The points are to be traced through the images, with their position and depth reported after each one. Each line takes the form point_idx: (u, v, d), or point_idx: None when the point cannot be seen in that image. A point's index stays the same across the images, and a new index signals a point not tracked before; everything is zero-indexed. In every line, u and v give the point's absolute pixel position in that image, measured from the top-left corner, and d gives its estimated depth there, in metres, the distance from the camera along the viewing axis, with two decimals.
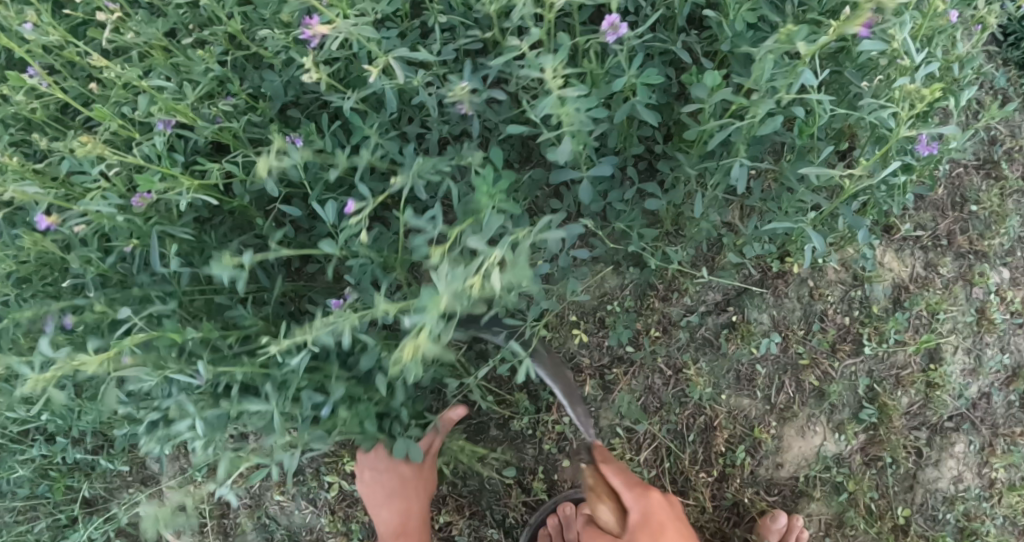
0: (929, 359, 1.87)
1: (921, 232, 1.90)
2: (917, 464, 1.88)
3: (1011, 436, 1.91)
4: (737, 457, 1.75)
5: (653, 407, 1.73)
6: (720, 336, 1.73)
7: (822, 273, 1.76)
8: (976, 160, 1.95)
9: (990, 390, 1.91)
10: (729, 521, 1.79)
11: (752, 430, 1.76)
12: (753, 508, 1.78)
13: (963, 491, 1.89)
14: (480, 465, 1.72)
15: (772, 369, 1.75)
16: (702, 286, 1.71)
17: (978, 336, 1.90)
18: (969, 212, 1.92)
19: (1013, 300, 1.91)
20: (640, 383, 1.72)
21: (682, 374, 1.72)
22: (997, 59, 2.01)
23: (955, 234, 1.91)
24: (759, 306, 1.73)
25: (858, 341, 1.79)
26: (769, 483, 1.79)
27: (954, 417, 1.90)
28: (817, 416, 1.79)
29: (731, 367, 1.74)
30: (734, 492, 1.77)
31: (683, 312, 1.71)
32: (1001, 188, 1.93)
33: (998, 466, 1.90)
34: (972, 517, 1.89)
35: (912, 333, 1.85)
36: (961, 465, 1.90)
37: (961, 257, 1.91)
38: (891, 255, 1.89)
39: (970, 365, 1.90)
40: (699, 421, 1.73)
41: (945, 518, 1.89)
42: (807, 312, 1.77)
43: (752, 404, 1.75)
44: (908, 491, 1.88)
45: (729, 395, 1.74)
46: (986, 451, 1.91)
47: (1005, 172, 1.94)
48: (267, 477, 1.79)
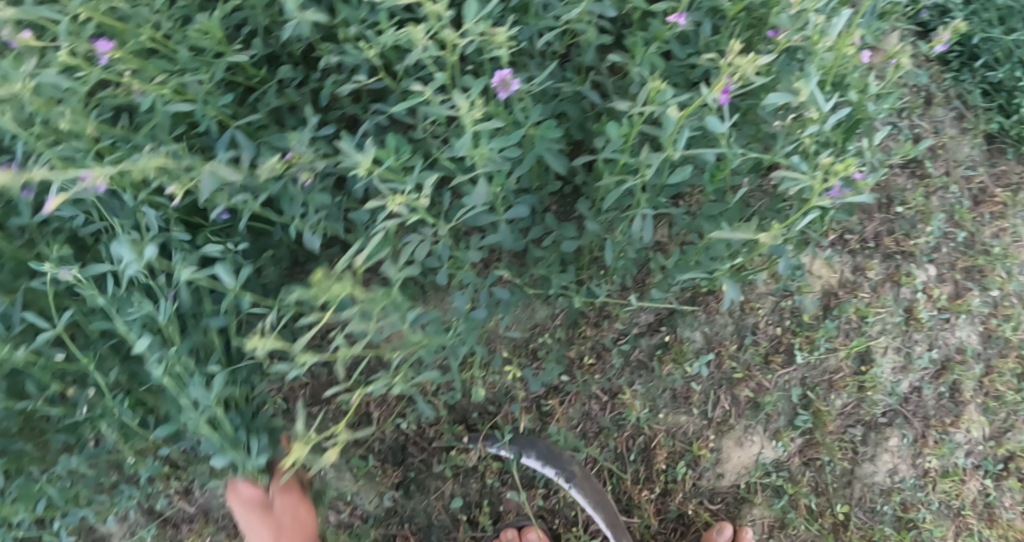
0: (861, 361, 1.92)
1: (849, 236, 1.95)
2: (854, 461, 1.96)
3: (942, 427, 2.02)
4: (678, 473, 1.79)
5: (592, 432, 1.76)
6: (653, 358, 1.76)
7: (751, 287, 1.81)
8: (901, 160, 2.05)
9: (920, 384, 2.00)
10: (676, 532, 1.84)
11: (692, 446, 1.80)
12: (698, 518, 1.84)
13: (899, 482, 1.99)
14: (426, 501, 1.76)
15: (706, 385, 1.79)
16: (633, 311, 1.74)
17: (907, 334, 1.96)
18: (895, 212, 1.99)
19: (939, 297, 2.00)
20: (577, 410, 1.76)
21: (618, 398, 1.75)
22: (920, 58, 2.12)
23: (882, 236, 1.97)
24: (691, 324, 1.77)
25: (790, 351, 1.84)
26: (712, 493, 1.84)
27: (888, 413, 1.98)
28: (754, 426, 1.83)
29: (667, 387, 1.77)
30: (679, 505, 1.82)
31: (616, 338, 1.75)
32: (925, 186, 2.04)
33: (931, 456, 2.00)
34: (908, 507, 2.00)
35: (843, 337, 1.89)
36: (896, 458, 1.99)
37: (888, 258, 1.96)
38: (820, 262, 1.92)
39: (901, 362, 1.96)
40: (639, 441, 1.77)
41: (883, 510, 1.98)
42: (739, 326, 1.81)
43: (689, 420, 1.79)
44: (846, 487, 1.95)
45: (666, 414, 1.78)
46: (920, 443, 2.00)
47: (928, 170, 2.05)
48: (217, 531, 1.86)
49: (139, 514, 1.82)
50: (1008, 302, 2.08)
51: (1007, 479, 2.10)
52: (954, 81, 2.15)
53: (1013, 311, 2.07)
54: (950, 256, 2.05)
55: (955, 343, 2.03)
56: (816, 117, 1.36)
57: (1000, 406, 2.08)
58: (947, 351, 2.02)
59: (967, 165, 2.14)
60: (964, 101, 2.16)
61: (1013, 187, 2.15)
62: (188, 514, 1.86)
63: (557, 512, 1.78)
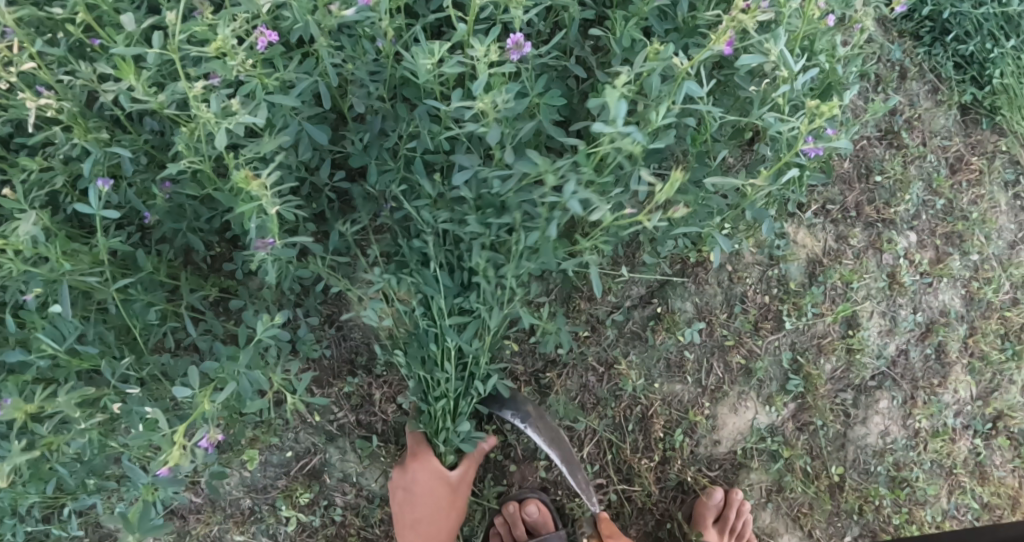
0: (848, 325, 1.98)
1: (831, 206, 2.01)
2: (846, 424, 2.01)
3: (929, 388, 2.08)
4: (676, 440, 1.85)
5: (591, 404, 1.82)
6: (646, 329, 1.82)
7: (739, 257, 1.87)
8: (879, 132, 2.11)
9: (907, 347, 2.06)
10: (676, 501, 1.89)
11: (687, 413, 1.86)
12: (696, 484, 1.89)
13: (891, 443, 2.04)
14: None
15: (699, 353, 1.86)
16: (624, 283, 1.80)
17: (891, 299, 2.03)
18: (874, 182, 2.06)
19: (920, 262, 2.07)
20: (575, 382, 1.82)
21: (614, 369, 1.81)
22: (891, 33, 2.19)
23: (863, 205, 2.03)
24: (682, 295, 1.84)
25: (779, 317, 1.90)
26: (710, 459, 1.90)
27: (877, 376, 2.03)
28: (747, 392, 1.90)
29: (661, 356, 1.84)
30: (678, 472, 1.87)
31: (610, 309, 1.81)
32: (902, 156, 2.11)
33: (920, 416, 2.07)
34: (901, 467, 2.05)
35: (830, 304, 1.95)
36: (886, 419, 2.05)
37: (870, 226, 2.03)
38: (804, 232, 1.98)
39: (887, 326, 2.03)
40: (636, 411, 1.83)
41: (877, 470, 2.04)
42: (728, 295, 1.87)
43: (684, 388, 1.85)
44: (840, 449, 2.00)
45: (662, 383, 1.84)
46: (909, 404, 2.07)
47: (905, 140, 2.12)
48: (224, 519, 1.92)
49: (146, 507, 1.90)
50: (988, 266, 2.16)
51: (995, 437, 2.18)
52: (926, 54, 2.21)
53: (992, 273, 2.15)
54: (929, 222, 2.12)
55: (938, 306, 2.10)
56: (787, 76, 1.42)
57: (984, 366, 2.15)
58: (931, 314, 2.09)
59: (942, 135, 2.21)
60: (936, 74, 2.22)
61: (987, 155, 2.23)
62: (196, 505, 1.92)
63: (560, 483, 1.85)
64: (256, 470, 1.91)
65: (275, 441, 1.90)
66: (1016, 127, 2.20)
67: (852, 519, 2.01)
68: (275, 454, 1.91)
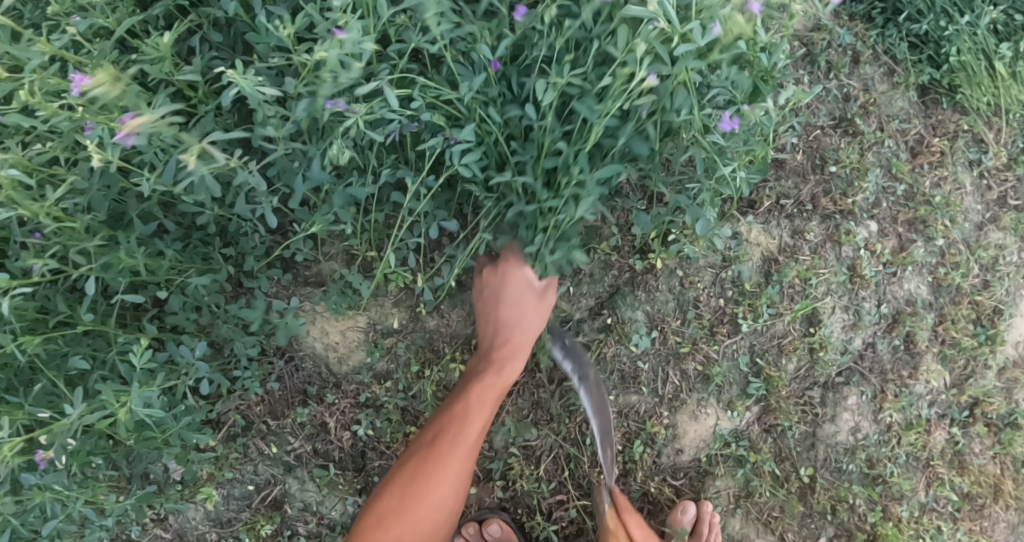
0: (809, 323, 1.93)
1: (786, 201, 1.96)
2: (814, 423, 1.97)
3: (899, 380, 2.03)
4: (636, 452, 1.83)
5: (543, 420, 1.79)
6: (596, 341, 1.80)
7: (689, 261, 1.83)
8: (832, 120, 2.06)
9: (873, 339, 2.01)
10: (643, 511, 1.89)
11: (645, 425, 1.83)
12: (662, 495, 1.88)
13: (862, 440, 2.00)
14: None
15: (654, 362, 1.83)
16: (571, 296, 1.79)
17: (853, 292, 1.98)
18: (829, 172, 2.00)
19: (882, 252, 2.02)
20: (524, 402, 1.80)
21: (566, 384, 1.78)
22: (841, 17, 2.11)
23: (818, 198, 1.98)
24: (632, 304, 1.80)
25: (735, 320, 1.86)
26: (674, 468, 1.88)
27: (844, 372, 1.99)
28: (707, 399, 1.86)
29: (615, 368, 1.81)
30: (641, 483, 1.86)
31: (560, 321, 1.80)
32: (858, 143, 2.05)
33: (891, 410, 2.02)
34: (873, 463, 2.01)
35: (788, 302, 1.90)
36: (856, 416, 2.00)
37: (827, 218, 1.98)
38: (759, 230, 1.93)
39: (850, 320, 1.98)
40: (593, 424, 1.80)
41: (849, 468, 1.99)
42: (680, 301, 1.83)
43: (641, 399, 1.83)
44: (809, 449, 1.97)
45: (617, 395, 1.82)
46: (879, 399, 2.02)
47: (860, 127, 2.06)
48: None
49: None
50: (955, 250, 2.10)
51: (973, 425, 2.13)
52: (879, 36, 2.13)
53: (960, 258, 2.09)
54: (890, 210, 2.06)
55: (904, 296, 2.04)
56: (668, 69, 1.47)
57: (956, 353, 2.10)
58: (897, 305, 2.04)
59: (901, 119, 2.12)
60: (892, 55, 2.14)
61: (949, 136, 2.16)
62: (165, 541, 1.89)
63: (518, 501, 1.82)
64: (219, 503, 1.88)
65: (233, 474, 1.86)
66: (978, 105, 2.12)
67: (826, 520, 1.98)
68: (235, 487, 1.87)
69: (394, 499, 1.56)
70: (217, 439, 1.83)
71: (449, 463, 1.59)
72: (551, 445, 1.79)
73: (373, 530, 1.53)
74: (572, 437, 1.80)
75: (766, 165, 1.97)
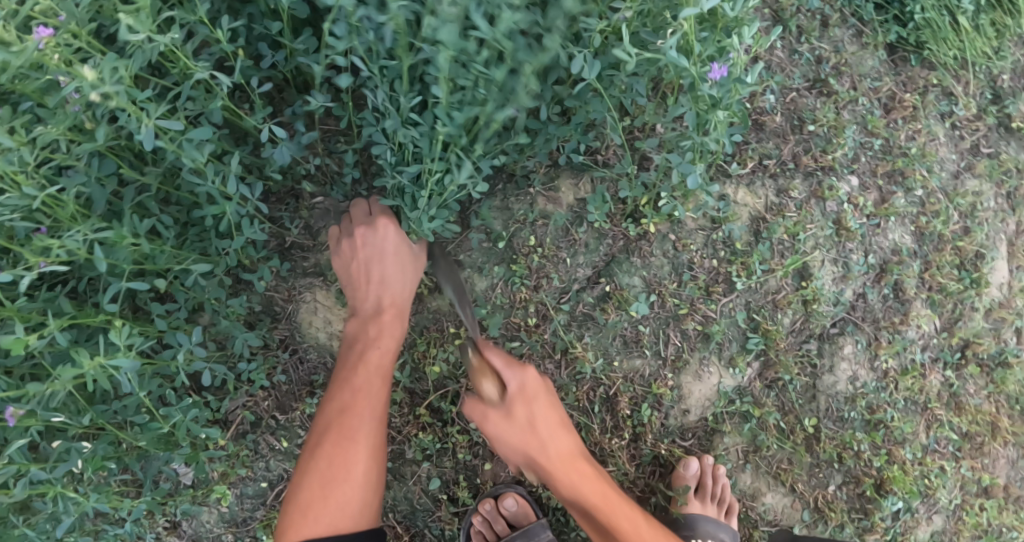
0: (800, 277, 1.99)
1: (768, 161, 2.01)
2: (815, 375, 2.02)
3: (892, 327, 2.09)
4: (644, 416, 1.86)
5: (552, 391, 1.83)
6: (597, 308, 1.83)
7: (680, 224, 1.87)
8: (806, 82, 2.12)
9: (864, 290, 2.07)
10: (655, 475, 1.91)
11: (651, 387, 1.86)
12: (672, 457, 1.90)
13: (861, 387, 2.05)
14: (406, 487, 1.83)
15: (654, 325, 1.86)
16: (568, 267, 1.83)
17: (841, 245, 2.03)
18: (808, 131, 2.07)
19: (865, 205, 2.07)
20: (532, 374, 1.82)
21: (570, 353, 1.82)
22: None
23: (800, 156, 2.04)
24: (628, 270, 1.85)
25: (730, 279, 1.90)
26: (682, 430, 1.91)
27: (838, 323, 2.04)
28: (709, 358, 1.90)
29: (617, 333, 1.85)
30: (651, 446, 1.88)
31: (558, 293, 1.83)
32: (833, 102, 2.12)
33: (886, 356, 2.08)
34: (874, 409, 2.06)
35: (779, 258, 1.96)
36: (854, 364, 2.05)
37: (809, 175, 2.04)
38: (744, 191, 1.99)
39: (840, 272, 2.03)
40: (600, 392, 1.84)
41: (851, 416, 2.04)
42: (675, 264, 1.87)
43: (644, 363, 1.86)
44: (811, 401, 2.01)
45: (621, 360, 1.85)
46: (874, 346, 2.07)
47: (833, 87, 2.13)
48: None
49: None
50: (934, 199, 2.17)
51: (966, 366, 2.20)
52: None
53: (939, 206, 2.16)
54: (869, 164, 2.13)
55: (889, 246, 2.10)
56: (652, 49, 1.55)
57: (944, 297, 2.16)
58: (883, 255, 2.10)
59: (872, 77, 2.19)
60: (858, 17, 2.21)
61: (920, 90, 2.23)
62: None
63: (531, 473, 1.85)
64: (233, 502, 1.89)
65: (246, 472, 1.88)
66: (945, 59, 2.21)
67: (834, 468, 2.03)
68: (248, 485, 1.88)
69: (315, 479, 1.59)
70: (227, 438, 1.85)
71: (361, 436, 1.62)
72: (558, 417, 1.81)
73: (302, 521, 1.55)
74: (579, 405, 1.83)
75: (747, 128, 2.02)
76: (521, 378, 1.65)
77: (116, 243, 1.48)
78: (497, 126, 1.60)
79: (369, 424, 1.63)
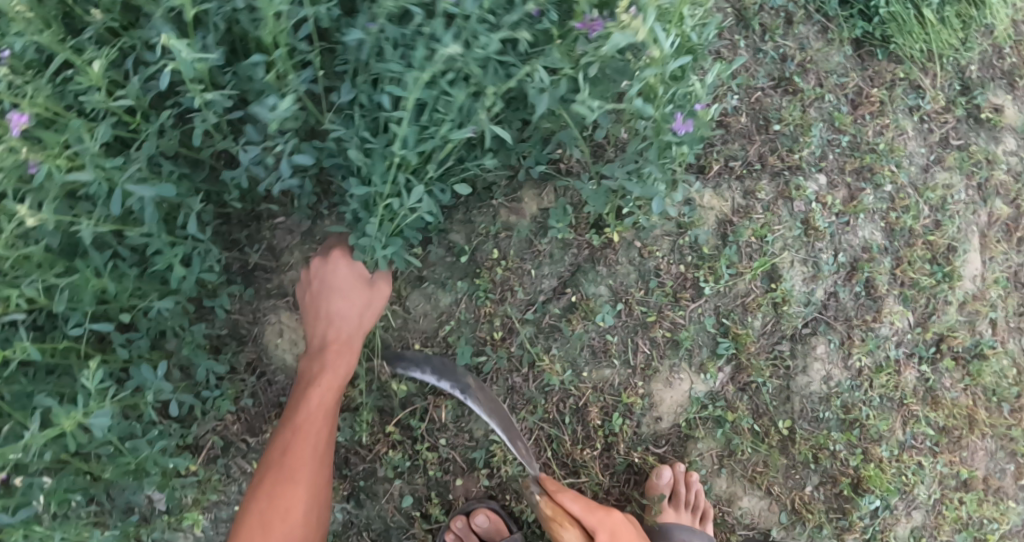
0: (770, 279, 1.98)
1: (734, 162, 2.00)
2: (788, 376, 2.01)
3: (864, 325, 2.08)
4: (615, 425, 1.85)
5: (520, 404, 1.82)
6: (563, 320, 1.82)
7: (645, 231, 1.86)
8: (771, 81, 2.10)
9: (835, 289, 2.06)
10: (630, 483, 1.90)
11: (621, 397, 1.85)
12: (646, 465, 1.89)
13: (836, 387, 2.04)
14: (378, 506, 1.82)
15: (622, 334, 1.85)
16: (533, 279, 1.81)
17: (810, 245, 2.02)
18: (774, 131, 2.05)
19: (833, 203, 2.06)
20: (500, 388, 1.81)
21: (538, 366, 1.81)
22: None
23: (766, 156, 2.03)
24: (594, 279, 1.84)
25: (697, 285, 1.90)
26: (655, 437, 1.90)
27: (810, 323, 2.03)
28: (679, 364, 1.89)
29: (585, 344, 1.84)
30: (624, 455, 1.87)
31: (524, 306, 1.81)
32: (799, 100, 2.10)
33: (859, 354, 2.07)
34: (849, 408, 2.06)
35: (747, 261, 1.94)
36: (827, 364, 2.04)
37: (776, 176, 2.02)
38: (710, 194, 1.97)
39: (810, 272, 2.02)
40: (569, 403, 1.83)
41: (826, 416, 2.03)
42: (641, 271, 1.86)
43: (614, 372, 1.85)
44: (786, 402, 2.00)
45: (590, 371, 1.84)
46: (847, 345, 2.06)
47: (799, 85, 2.10)
48: None
49: None
50: (903, 194, 2.16)
51: (941, 360, 2.19)
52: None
53: (909, 201, 2.15)
54: (837, 161, 2.11)
55: (859, 243, 2.09)
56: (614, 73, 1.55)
57: (916, 293, 2.15)
58: (854, 253, 2.08)
59: (838, 73, 2.17)
60: (823, 13, 2.18)
61: (887, 85, 2.21)
62: None
63: (504, 487, 1.83)
64: (206, 528, 1.86)
65: (218, 496, 1.85)
66: (911, 52, 2.19)
67: (810, 469, 2.02)
68: (221, 509, 1.86)
69: (253, 515, 1.57)
70: (197, 463, 1.83)
71: (303, 475, 1.59)
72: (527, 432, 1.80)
73: None
74: (549, 417, 1.82)
75: (711, 130, 2.00)
76: (610, 525, 1.73)
77: (75, 280, 1.44)
78: (453, 142, 1.59)
79: (309, 467, 1.60)
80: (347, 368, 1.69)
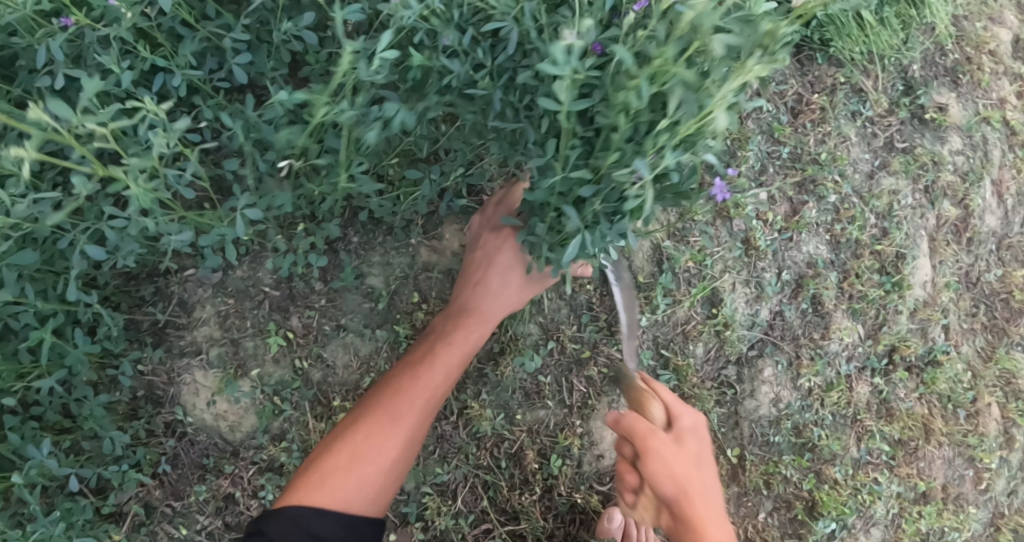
0: (711, 304, 1.94)
1: None
2: (735, 401, 1.96)
3: (812, 343, 2.02)
4: (553, 468, 1.78)
5: (452, 453, 1.74)
6: (489, 363, 1.74)
7: None
8: None
9: (780, 308, 1.99)
10: (575, 524, 1.81)
11: (559, 437, 1.78)
12: (589, 505, 1.82)
13: (785, 409, 1.99)
14: None
15: (555, 374, 1.78)
16: None
17: (751, 265, 1.97)
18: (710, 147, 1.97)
19: (774, 220, 2.00)
20: (429, 438, 1.73)
21: (466, 413, 1.73)
22: None
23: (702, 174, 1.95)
24: (523, 318, 1.75)
25: (632, 316, 1.85)
26: (598, 474, 1.82)
27: (755, 345, 1.97)
28: (618, 400, 1.81)
29: (516, 386, 1.76)
30: (566, 497, 1.80)
31: None
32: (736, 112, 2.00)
33: (808, 375, 2.01)
34: (800, 430, 2.00)
35: (685, 287, 1.90)
36: (775, 387, 1.98)
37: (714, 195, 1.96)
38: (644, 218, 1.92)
39: (752, 293, 1.97)
40: (504, 448, 1.76)
41: (776, 440, 1.98)
42: (572, 306, 1.78)
43: (549, 413, 1.78)
44: (735, 428, 1.96)
45: (524, 413, 1.77)
46: (795, 365, 2.00)
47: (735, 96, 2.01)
48: None
49: None
50: (848, 204, 2.09)
51: (895, 372, 2.13)
52: None
53: (853, 211, 2.08)
54: (778, 174, 2.04)
55: (804, 259, 2.03)
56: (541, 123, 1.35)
57: (866, 305, 2.09)
58: (798, 269, 2.02)
59: (777, 80, 2.09)
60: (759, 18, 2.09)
61: (828, 90, 2.14)
62: None
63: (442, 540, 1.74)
64: None
65: None
66: (850, 56, 2.11)
67: (762, 495, 1.98)
68: None
69: (342, 449, 1.42)
70: (121, 533, 1.70)
71: (397, 431, 1.45)
72: (457, 480, 1.73)
73: (309, 487, 1.36)
74: (481, 465, 1.75)
75: None
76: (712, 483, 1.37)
77: None
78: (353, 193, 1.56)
79: (406, 427, 1.46)
80: (475, 341, 1.60)
